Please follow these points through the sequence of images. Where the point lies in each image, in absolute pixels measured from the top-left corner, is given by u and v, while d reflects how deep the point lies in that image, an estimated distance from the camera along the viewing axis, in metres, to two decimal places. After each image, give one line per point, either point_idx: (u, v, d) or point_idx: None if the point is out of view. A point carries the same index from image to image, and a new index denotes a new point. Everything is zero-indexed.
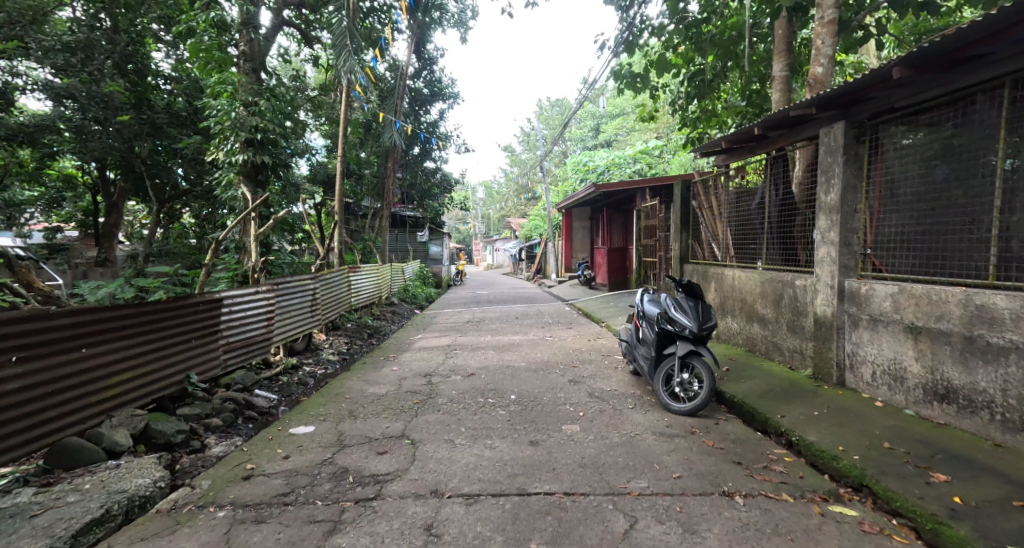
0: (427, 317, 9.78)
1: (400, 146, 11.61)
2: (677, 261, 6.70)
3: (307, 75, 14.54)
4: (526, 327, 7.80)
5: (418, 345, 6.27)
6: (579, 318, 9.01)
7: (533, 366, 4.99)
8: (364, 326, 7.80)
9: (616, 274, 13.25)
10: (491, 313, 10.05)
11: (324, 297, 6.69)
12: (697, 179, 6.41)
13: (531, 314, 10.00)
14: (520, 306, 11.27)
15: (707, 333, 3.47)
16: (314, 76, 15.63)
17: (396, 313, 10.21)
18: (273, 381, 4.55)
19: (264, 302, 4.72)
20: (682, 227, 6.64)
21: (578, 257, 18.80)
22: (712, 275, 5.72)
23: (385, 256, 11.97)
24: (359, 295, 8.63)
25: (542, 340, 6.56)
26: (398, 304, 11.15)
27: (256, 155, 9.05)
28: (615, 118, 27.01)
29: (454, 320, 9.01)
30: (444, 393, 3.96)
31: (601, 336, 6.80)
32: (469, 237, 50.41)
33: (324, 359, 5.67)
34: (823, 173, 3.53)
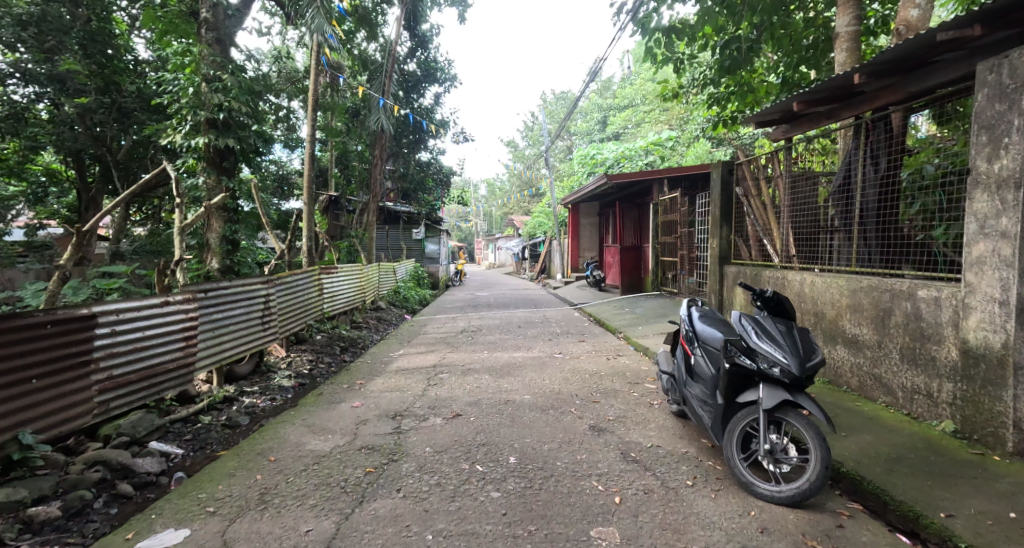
0: (415, 325, 8.62)
1: (388, 131, 10.46)
2: (716, 263, 5.47)
3: (291, 57, 13.38)
4: (527, 340, 6.62)
5: (397, 366, 5.09)
6: (590, 328, 7.83)
7: (540, 400, 3.80)
8: (338, 339, 6.60)
9: (629, 275, 11.98)
10: (488, 321, 8.88)
11: (285, 304, 5.50)
12: (743, 161, 5.19)
13: (535, 321, 8.83)
14: (521, 312, 10.09)
15: (809, 375, 2.24)
16: (301, 61, 14.45)
17: (382, 320, 9.03)
18: (186, 424, 3.36)
19: (180, 316, 3.53)
20: (722, 221, 5.43)
21: (585, 256, 17.62)
22: (767, 281, 4.50)
23: (372, 255, 10.81)
24: (334, 301, 7.41)
25: (547, 358, 5.39)
26: (386, 310, 9.96)
27: (219, 139, 7.93)
28: (623, 110, 25.86)
29: (445, 329, 7.84)
30: (413, 451, 2.80)
31: (621, 353, 5.61)
32: (471, 235, 49.25)
33: (273, 387, 4.47)
34: (985, 130, 2.42)
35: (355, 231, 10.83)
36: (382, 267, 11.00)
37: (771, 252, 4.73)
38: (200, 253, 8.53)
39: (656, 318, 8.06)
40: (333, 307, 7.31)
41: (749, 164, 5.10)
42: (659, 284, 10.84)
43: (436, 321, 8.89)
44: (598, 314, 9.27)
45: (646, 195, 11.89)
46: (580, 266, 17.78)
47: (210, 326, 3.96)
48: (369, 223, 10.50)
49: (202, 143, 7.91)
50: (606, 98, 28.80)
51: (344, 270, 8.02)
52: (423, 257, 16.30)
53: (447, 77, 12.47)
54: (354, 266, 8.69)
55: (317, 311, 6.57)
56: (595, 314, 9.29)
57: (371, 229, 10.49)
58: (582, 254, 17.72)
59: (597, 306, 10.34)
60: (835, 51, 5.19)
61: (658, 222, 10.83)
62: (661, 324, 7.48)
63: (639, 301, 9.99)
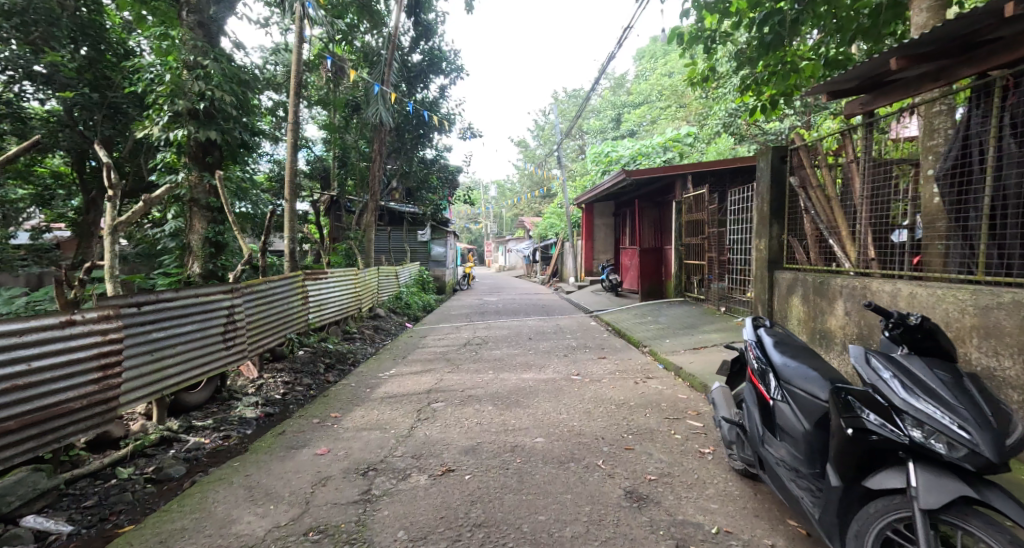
0: (415, 335, 7.86)
1: (389, 124, 9.72)
2: (765, 267, 4.61)
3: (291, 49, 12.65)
4: (538, 356, 5.81)
5: (384, 391, 4.30)
6: (610, 340, 6.99)
7: (557, 446, 2.98)
8: (325, 354, 5.82)
9: (649, 279, 11.14)
10: (496, 331, 8.07)
11: (256, 316, 4.73)
12: (800, 147, 4.33)
13: (547, 332, 8.00)
14: (532, 321, 9.27)
15: (1001, 461, 1.36)
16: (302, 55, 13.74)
17: (379, 330, 8.27)
18: (96, 480, 2.60)
19: (93, 340, 2.75)
20: (774, 218, 4.55)
21: (599, 259, 16.76)
22: (839, 291, 3.63)
23: (372, 259, 10.07)
24: (323, 310, 6.63)
25: (564, 382, 4.56)
26: (385, 317, 9.23)
27: (201, 131, 7.19)
28: (638, 107, 24.98)
29: (447, 341, 7.05)
30: (380, 537, 2.01)
31: (650, 376, 4.76)
32: (481, 238, 48.54)
33: (231, 420, 3.70)
34: None
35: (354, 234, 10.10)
36: (382, 270, 10.26)
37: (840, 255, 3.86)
38: (181, 257, 7.82)
39: (683, 329, 7.21)
40: (321, 317, 6.53)
41: (811, 149, 4.22)
42: (684, 290, 10.10)
43: (438, 331, 8.12)
44: (617, 323, 8.42)
45: (667, 194, 11.07)
46: (594, 269, 16.93)
47: (144, 349, 3.19)
48: (368, 224, 9.75)
49: (183, 136, 7.20)
50: (620, 95, 27.91)
51: (335, 275, 7.23)
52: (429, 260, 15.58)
53: (453, 67, 11.72)
54: (348, 269, 7.93)
55: (300, 323, 5.79)
56: (614, 324, 8.45)
57: (371, 230, 9.76)
58: (596, 257, 16.87)
59: (614, 313, 9.50)
60: (910, 13, 4.31)
61: (682, 223, 10.01)
62: (691, 336, 6.63)
63: (661, 309, 9.15)
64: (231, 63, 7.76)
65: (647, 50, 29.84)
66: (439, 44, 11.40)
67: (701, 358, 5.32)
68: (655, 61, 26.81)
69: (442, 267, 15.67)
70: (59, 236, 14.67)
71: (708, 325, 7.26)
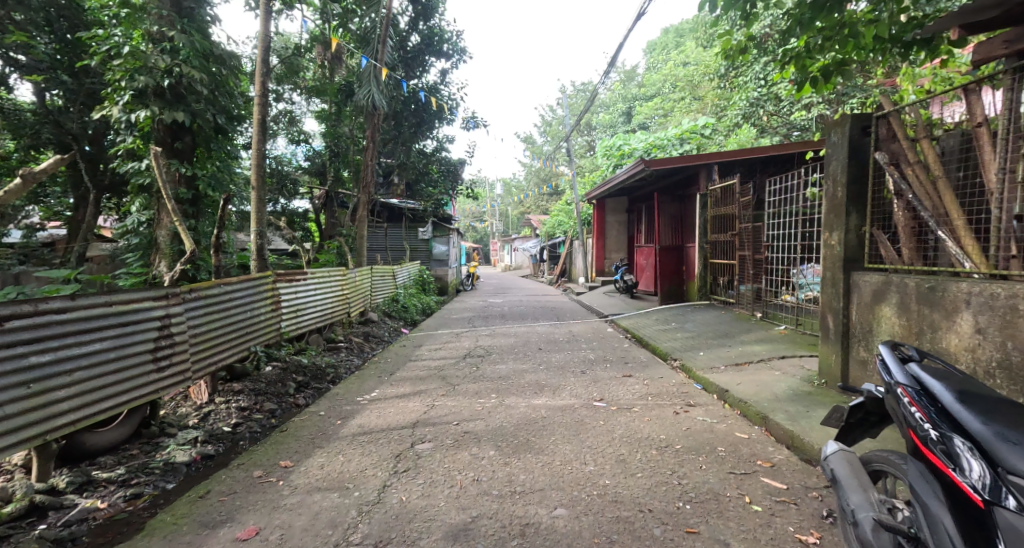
0: (409, 344, 6.98)
1: (385, 108, 8.78)
2: (841, 267, 3.68)
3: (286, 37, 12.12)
4: (551, 373, 4.91)
5: (358, 424, 3.42)
6: (633, 353, 6.06)
7: (586, 526, 2.09)
8: (301, 369, 4.95)
9: (669, 280, 10.24)
10: (500, 339, 7.16)
11: (206, 329, 3.85)
12: (894, 111, 3.37)
13: (559, 340, 7.09)
14: (541, 327, 8.36)
15: None
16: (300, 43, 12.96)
17: (370, 338, 7.40)
18: None
19: None
20: (852, 205, 3.62)
21: (612, 258, 15.84)
22: (963, 300, 2.70)
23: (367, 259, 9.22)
24: (300, 317, 5.75)
25: (585, 414, 3.65)
26: (378, 323, 8.36)
27: (167, 112, 6.29)
28: (650, 100, 24.02)
29: (444, 352, 6.16)
30: None
31: (690, 404, 3.85)
32: (487, 236, 47.68)
33: (153, 466, 2.82)
34: None
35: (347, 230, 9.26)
36: (376, 271, 9.39)
37: (961, 254, 2.94)
38: (147, 256, 6.91)
39: (716, 338, 6.30)
40: (298, 325, 5.65)
41: (911, 116, 3.26)
42: (709, 292, 9.25)
43: (436, 339, 7.24)
44: (638, 331, 7.51)
45: (689, 186, 10.21)
46: (605, 269, 16.01)
47: (11, 382, 2.34)
48: (358, 218, 8.84)
49: (146, 118, 6.29)
50: (630, 88, 26.92)
51: (317, 276, 6.36)
52: (430, 259, 14.70)
53: (457, 50, 10.79)
54: (335, 268, 7.07)
55: (268, 334, 4.91)
56: (634, 332, 7.53)
57: (364, 225, 8.89)
58: (608, 257, 15.95)
59: (632, 319, 8.59)
60: None
61: (709, 218, 9.18)
62: (727, 348, 5.72)
63: (686, 314, 8.25)
64: (206, 37, 6.86)
65: (659, 43, 28.91)
66: (440, 24, 10.47)
67: (749, 378, 4.40)
68: (668, 53, 25.78)
69: (444, 267, 14.80)
70: (52, 233, 13.96)
71: (744, 333, 6.35)
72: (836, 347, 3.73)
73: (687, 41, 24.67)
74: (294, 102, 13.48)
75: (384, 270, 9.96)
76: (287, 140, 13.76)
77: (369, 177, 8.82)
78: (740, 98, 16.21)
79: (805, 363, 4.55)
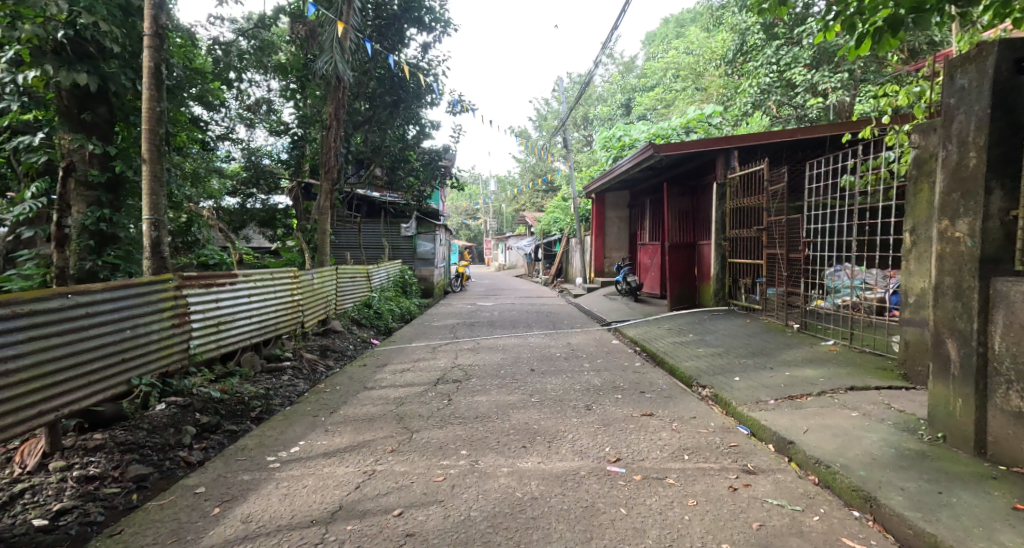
0: (372, 360, 5.77)
1: (349, 78, 7.36)
2: (974, 271, 2.48)
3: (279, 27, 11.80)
4: (545, 411, 3.70)
5: (242, 518, 2.19)
6: (647, 376, 4.87)
7: None
8: (211, 405, 3.68)
9: (680, 282, 9.12)
10: (485, 355, 5.98)
11: (36, 364, 2.58)
12: None
13: (555, 356, 5.90)
14: (534, 338, 7.18)
15: None
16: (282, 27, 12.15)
17: (328, 353, 6.18)
18: None
19: None
20: (995, 178, 2.43)
21: (612, 258, 14.72)
22: None
23: (337, 265, 8.06)
24: (228, 330, 4.53)
25: (597, 491, 2.45)
26: (343, 334, 7.14)
27: (64, 74, 4.93)
28: (651, 91, 22.89)
29: (411, 375, 4.94)
30: None
31: (747, 470, 2.66)
32: (480, 234, 46.51)
33: None
34: None
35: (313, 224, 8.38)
36: (343, 271, 8.18)
37: None
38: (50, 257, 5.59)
39: (748, 356, 5.13)
40: (222, 341, 4.42)
41: None
42: (727, 297, 8.23)
43: (408, 355, 6.03)
44: (651, 346, 6.33)
45: (703, 175, 9.12)
46: (604, 268, 14.87)
47: None
48: (320, 211, 7.55)
49: (38, 80, 4.96)
50: (629, 80, 25.82)
51: (256, 280, 5.15)
52: (415, 258, 13.54)
53: (442, 21, 9.49)
54: (285, 269, 5.88)
55: (167, 356, 3.64)
56: (646, 347, 6.36)
57: (327, 219, 7.60)
58: (607, 256, 14.80)
59: (640, 330, 7.42)
60: None
61: (727, 212, 8.08)
62: (766, 371, 4.56)
63: (706, 324, 7.10)
64: None
65: (658, 33, 27.84)
66: None
67: (815, 422, 3.21)
68: (668, 42, 24.63)
69: (429, 266, 13.64)
70: None
71: (782, 349, 5.19)
72: (964, 388, 2.55)
73: (689, 29, 23.50)
74: (271, 91, 12.69)
75: (354, 270, 8.75)
76: (267, 132, 12.92)
77: (332, 161, 7.53)
78: (749, 84, 15.03)
79: (889, 401, 3.37)
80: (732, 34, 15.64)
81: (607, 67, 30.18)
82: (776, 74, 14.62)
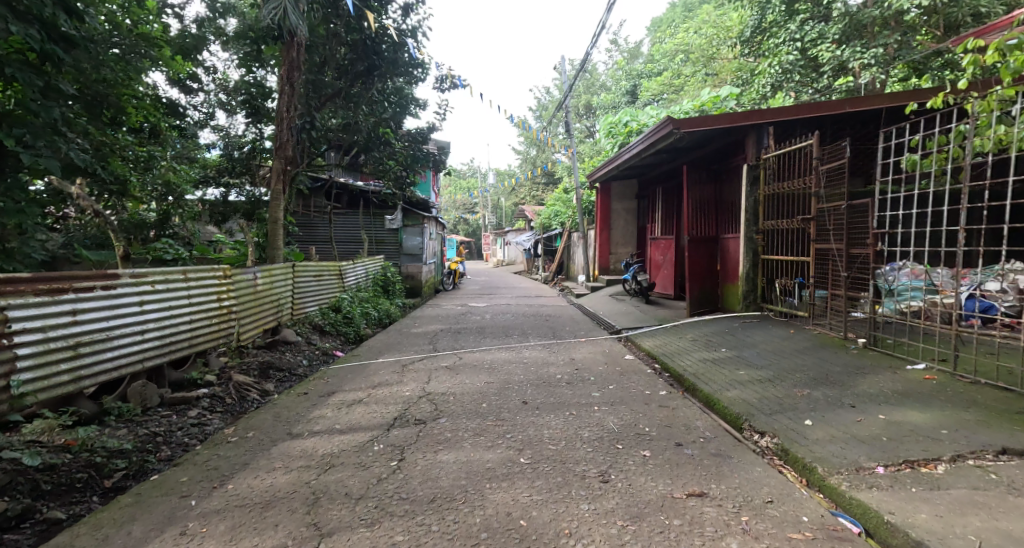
0: (320, 384, 4.51)
1: (306, 34, 5.99)
2: None
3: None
4: (539, 488, 2.45)
5: None
6: (679, 414, 3.64)
7: None
8: (26, 479, 2.37)
9: (699, 282, 8.04)
10: (465, 378, 4.73)
11: None
12: None
13: (554, 379, 4.66)
14: (528, 352, 5.95)
15: None
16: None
17: (271, 374, 4.93)
18: None
19: None
20: None
21: (618, 253, 13.54)
22: None
23: (300, 263, 6.88)
24: (102, 354, 3.26)
25: None
26: (298, 347, 5.88)
27: None
28: (658, 77, 21.60)
29: (362, 412, 3.69)
30: None
31: None
32: (478, 228, 45.24)
33: None
34: None
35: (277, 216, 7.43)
36: (302, 269, 6.90)
37: None
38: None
39: (811, 384, 3.88)
40: (89, 369, 3.15)
41: None
42: (761, 301, 7.04)
43: (368, 376, 4.76)
44: (675, 364, 5.10)
45: (730, 158, 7.95)
46: (609, 265, 13.63)
47: None
48: (271, 196, 6.21)
49: None
50: (634, 66, 24.53)
51: (156, 280, 3.85)
52: (399, 254, 12.64)
53: None
54: (213, 267, 4.62)
55: None
56: (669, 366, 5.13)
57: (280, 206, 6.28)
58: (612, 252, 13.56)
59: (657, 343, 6.18)
60: None
61: (762, 199, 6.89)
62: (847, 409, 3.30)
63: (739, 335, 5.86)
64: None
65: (665, 17, 26.54)
66: None
67: (985, 527, 1.95)
68: (676, 25, 23.31)
69: (415, 262, 12.59)
70: None
71: (856, 375, 3.93)
72: None
73: (699, 10, 22.05)
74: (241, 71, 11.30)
75: (318, 268, 7.48)
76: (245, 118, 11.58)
77: (287, 137, 6.16)
78: (769, 63, 13.75)
79: None
80: (751, 8, 14.25)
81: (611, 53, 28.76)
82: (800, 52, 13.25)
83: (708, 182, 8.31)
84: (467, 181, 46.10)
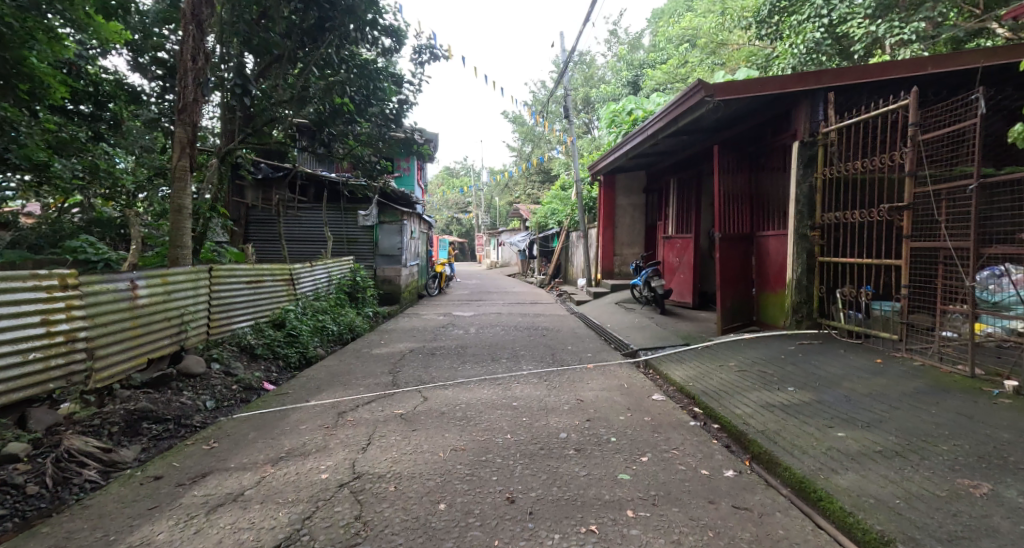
0: (197, 454, 2.93)
1: None
2: None
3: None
4: None
5: None
6: (777, 532, 2.13)
7: None
8: None
9: (730, 290, 6.60)
10: (424, 441, 3.19)
11: None
12: None
13: (557, 444, 3.13)
14: (521, 388, 4.42)
15: None
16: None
17: (141, 430, 3.39)
18: None
19: None
20: None
21: (623, 255, 12.04)
22: None
23: (224, 266, 5.34)
24: None
25: None
26: (207, 382, 4.34)
27: None
28: (661, 67, 20.16)
29: (225, 532, 2.14)
30: None
31: None
32: (471, 228, 43.64)
33: None
34: None
35: (202, 207, 5.87)
36: (225, 276, 5.32)
37: None
38: None
39: (979, 469, 2.39)
40: None
41: None
42: (818, 317, 5.56)
43: (277, 436, 3.20)
44: (729, 415, 3.58)
45: (769, 137, 6.51)
46: (613, 268, 12.13)
47: None
48: (174, 177, 4.58)
49: None
50: (636, 57, 23.07)
51: None
52: (376, 254, 11.02)
53: None
54: (38, 274, 3.10)
55: None
56: (721, 417, 3.60)
57: (188, 193, 4.67)
58: (617, 253, 12.04)
59: (692, 377, 4.66)
60: None
61: (820, 186, 5.43)
62: None
63: (806, 367, 4.34)
64: None
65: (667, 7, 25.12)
66: None
67: None
68: (680, 14, 21.90)
69: (393, 263, 11.07)
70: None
71: None
72: None
73: None
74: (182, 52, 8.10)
75: (251, 274, 5.92)
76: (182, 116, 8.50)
77: (195, 96, 4.53)
78: (792, 44, 12.26)
79: None
80: None
81: (611, 45, 27.33)
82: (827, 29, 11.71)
83: (741, 167, 6.88)
84: (460, 179, 44.45)
